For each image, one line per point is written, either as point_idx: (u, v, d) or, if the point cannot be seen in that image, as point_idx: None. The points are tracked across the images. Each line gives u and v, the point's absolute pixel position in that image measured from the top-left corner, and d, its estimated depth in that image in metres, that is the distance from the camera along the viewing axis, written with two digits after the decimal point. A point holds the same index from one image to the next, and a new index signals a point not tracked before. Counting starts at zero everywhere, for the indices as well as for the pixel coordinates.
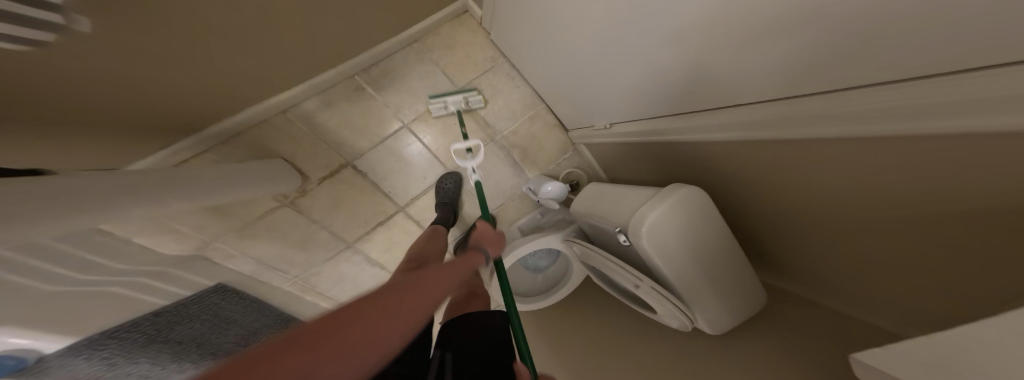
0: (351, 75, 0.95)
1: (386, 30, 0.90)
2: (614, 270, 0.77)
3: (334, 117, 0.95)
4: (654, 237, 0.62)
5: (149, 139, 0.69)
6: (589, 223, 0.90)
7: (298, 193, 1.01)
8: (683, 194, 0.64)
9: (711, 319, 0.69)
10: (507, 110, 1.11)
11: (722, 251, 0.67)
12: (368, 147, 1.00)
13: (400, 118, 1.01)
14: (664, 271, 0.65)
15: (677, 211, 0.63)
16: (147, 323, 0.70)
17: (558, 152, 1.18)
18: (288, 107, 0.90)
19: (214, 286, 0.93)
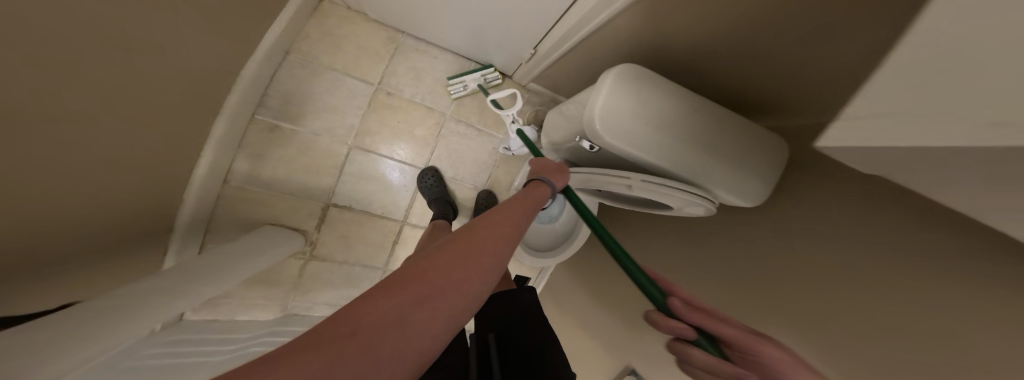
0: (253, 116, 0.93)
1: (261, 53, 0.86)
2: (604, 185, 0.67)
3: (278, 167, 0.96)
4: (610, 127, 0.53)
5: (145, 252, 0.73)
6: (568, 151, 0.80)
7: (310, 247, 1.04)
8: (616, 76, 0.54)
9: (732, 188, 0.56)
10: (431, 86, 1.04)
11: (706, 112, 0.56)
12: (333, 181, 1.01)
13: (343, 140, 1.00)
14: (648, 159, 0.55)
15: (617, 96, 0.53)
16: None
17: (512, 98, 1.08)
18: (226, 177, 0.92)
19: None
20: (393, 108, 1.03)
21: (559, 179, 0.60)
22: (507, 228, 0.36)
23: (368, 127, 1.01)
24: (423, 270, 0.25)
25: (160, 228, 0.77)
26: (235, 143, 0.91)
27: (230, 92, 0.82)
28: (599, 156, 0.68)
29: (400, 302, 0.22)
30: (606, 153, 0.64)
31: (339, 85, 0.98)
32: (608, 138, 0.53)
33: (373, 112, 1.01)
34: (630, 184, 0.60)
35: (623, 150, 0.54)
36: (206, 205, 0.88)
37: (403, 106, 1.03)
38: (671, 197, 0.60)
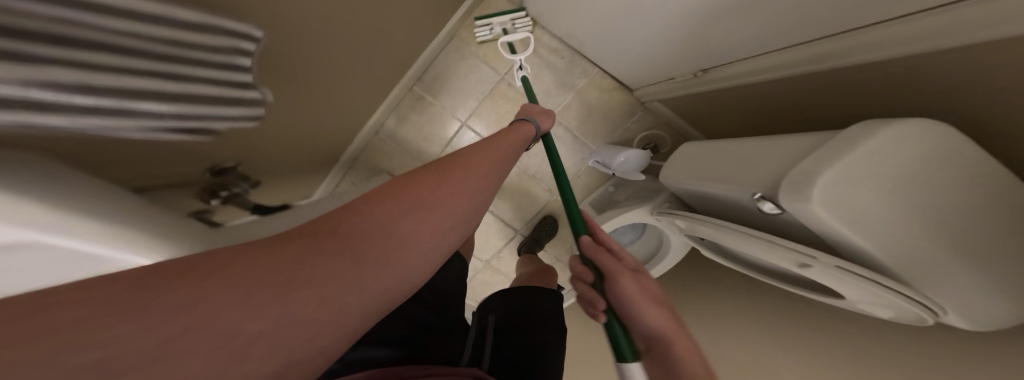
0: (410, 88, 1.11)
1: (429, 33, 1.00)
2: (752, 247, 0.50)
3: (409, 129, 1.14)
4: (841, 209, 0.33)
5: (310, 170, 0.98)
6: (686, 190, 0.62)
7: None
8: (892, 145, 0.31)
9: (978, 318, 0.38)
10: (556, 83, 1.01)
11: (1004, 216, 0.34)
12: (439, 151, 1.15)
13: (457, 118, 1.12)
14: (870, 257, 0.36)
15: (879, 179, 0.31)
16: None
17: (626, 113, 1.01)
18: (376, 129, 1.14)
19: None
20: (509, 100, 1.09)
21: (546, 122, 0.66)
22: (484, 170, 0.38)
23: (478, 113, 1.11)
24: (391, 203, 0.26)
25: (328, 156, 1.03)
26: (392, 106, 1.11)
27: (399, 67, 1.00)
28: (756, 216, 0.49)
29: (358, 234, 0.22)
30: (783, 220, 0.44)
31: (474, 71, 1.09)
32: (836, 226, 0.33)
33: (489, 100, 1.09)
34: (806, 264, 0.43)
35: (840, 240, 0.35)
36: (360, 149, 1.14)
37: (518, 101, 1.09)
38: (871, 296, 0.40)
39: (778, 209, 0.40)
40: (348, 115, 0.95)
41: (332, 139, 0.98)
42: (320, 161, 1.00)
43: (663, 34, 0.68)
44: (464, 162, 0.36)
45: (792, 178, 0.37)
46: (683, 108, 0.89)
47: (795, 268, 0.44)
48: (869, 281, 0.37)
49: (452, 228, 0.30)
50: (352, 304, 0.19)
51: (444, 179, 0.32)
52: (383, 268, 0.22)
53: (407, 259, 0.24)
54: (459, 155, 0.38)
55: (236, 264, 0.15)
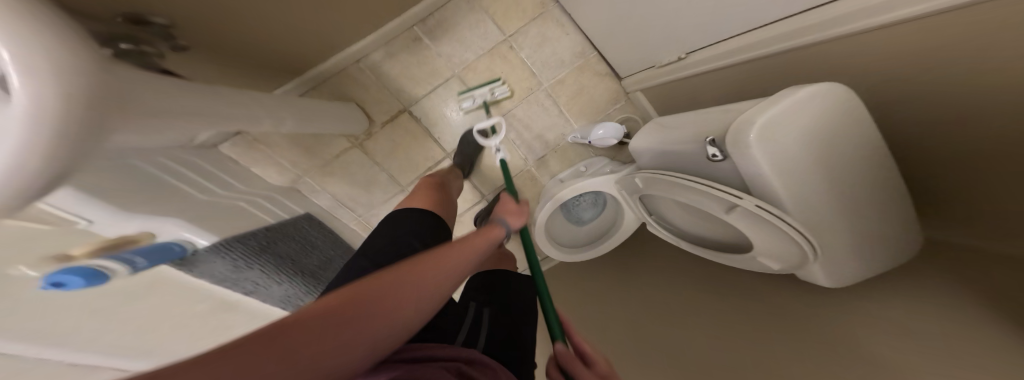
0: (410, 26, 1.03)
1: None
2: (696, 197, 0.59)
3: (397, 66, 1.05)
4: (766, 143, 0.41)
5: (265, 71, 0.84)
6: (655, 153, 0.74)
7: (366, 136, 1.13)
8: (813, 99, 0.39)
9: (834, 269, 0.51)
10: (555, 58, 1.09)
11: (879, 179, 0.44)
12: (422, 95, 1.10)
13: (450, 67, 1.08)
14: (778, 198, 0.45)
15: (794, 124, 0.40)
16: (261, 235, 0.96)
17: (608, 103, 1.13)
18: (360, 57, 1.03)
19: (305, 214, 1.15)
20: (506, 63, 1.09)
21: (515, 222, 0.66)
22: (457, 270, 0.38)
23: (472, 67, 1.09)
24: (371, 288, 0.26)
25: (291, 63, 0.89)
26: (386, 37, 1.02)
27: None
28: (705, 171, 0.58)
29: (334, 311, 0.22)
30: (725, 170, 0.53)
31: (478, 25, 1.05)
32: (760, 156, 0.41)
33: (486, 58, 1.08)
34: (734, 208, 0.52)
35: (760, 175, 0.43)
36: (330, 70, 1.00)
37: (514, 67, 1.10)
38: (773, 240, 0.51)
39: (720, 152, 0.49)
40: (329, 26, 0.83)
41: (305, 45, 0.85)
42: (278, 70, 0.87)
43: (663, 33, 0.76)
44: (444, 260, 0.37)
45: (740, 121, 0.45)
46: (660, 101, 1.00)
47: (723, 212, 0.54)
48: (769, 223, 0.47)
49: (427, 299, 0.31)
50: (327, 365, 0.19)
51: (423, 267, 0.33)
52: (357, 340, 0.22)
53: (381, 322, 0.25)
54: (436, 252, 0.38)
55: (229, 354, 0.14)
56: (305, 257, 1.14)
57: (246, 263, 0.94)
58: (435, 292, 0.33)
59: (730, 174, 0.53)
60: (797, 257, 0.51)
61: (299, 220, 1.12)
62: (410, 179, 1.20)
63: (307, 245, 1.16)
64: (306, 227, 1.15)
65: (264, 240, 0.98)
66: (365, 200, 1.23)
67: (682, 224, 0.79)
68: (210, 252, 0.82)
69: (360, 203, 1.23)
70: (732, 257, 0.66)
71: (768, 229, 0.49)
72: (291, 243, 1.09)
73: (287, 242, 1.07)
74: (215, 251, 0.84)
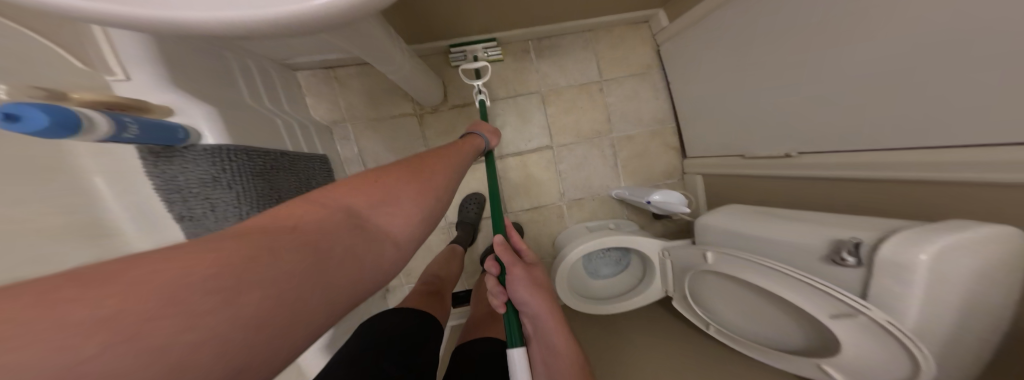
0: (527, 40, 1.08)
1: (584, 15, 1.04)
2: (793, 290, 0.55)
3: (498, 65, 1.06)
4: (935, 268, 0.38)
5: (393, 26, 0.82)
6: (721, 233, 0.76)
7: (430, 110, 1.05)
8: (988, 238, 0.38)
9: None
10: (634, 115, 1.21)
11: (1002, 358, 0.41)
12: (504, 96, 1.08)
13: (542, 85, 1.11)
14: (906, 318, 0.42)
15: (974, 255, 0.38)
16: (258, 153, 0.67)
17: (662, 174, 1.25)
18: (471, 48, 1.04)
19: (312, 153, 0.90)
20: (591, 103, 1.17)
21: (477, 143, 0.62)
22: (434, 187, 0.39)
23: (561, 92, 1.14)
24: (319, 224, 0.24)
25: (420, 30, 0.88)
26: (502, 41, 1.04)
27: (537, 22, 0.99)
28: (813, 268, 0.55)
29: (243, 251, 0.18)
30: (840, 276, 0.50)
31: (581, 64, 1.16)
32: (920, 280, 0.39)
33: (575, 90, 1.15)
34: (851, 316, 0.47)
35: (904, 296, 0.41)
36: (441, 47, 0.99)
37: (595, 108, 1.18)
38: (877, 357, 0.47)
39: (854, 258, 0.47)
40: (476, 14, 0.85)
41: (443, 21, 0.85)
42: (404, 30, 0.85)
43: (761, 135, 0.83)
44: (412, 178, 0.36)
45: (896, 236, 0.43)
46: (724, 188, 1.06)
47: (828, 317, 0.50)
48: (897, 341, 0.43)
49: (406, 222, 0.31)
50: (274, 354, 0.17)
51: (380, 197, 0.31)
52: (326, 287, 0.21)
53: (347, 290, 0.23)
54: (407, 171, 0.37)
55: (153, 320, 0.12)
56: None
57: (222, 187, 0.59)
58: (421, 206, 0.34)
59: (843, 279, 0.50)
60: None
61: (307, 159, 0.86)
62: None
63: (305, 187, 0.82)
64: (311, 169, 0.87)
65: (263, 162, 0.68)
66: None
67: (733, 312, 0.74)
68: (209, 154, 0.58)
69: (379, 169, 1.06)
70: (791, 358, 0.61)
71: (887, 344, 0.45)
72: (292, 180, 0.78)
73: (288, 174, 0.76)
74: (210, 155, 0.58)
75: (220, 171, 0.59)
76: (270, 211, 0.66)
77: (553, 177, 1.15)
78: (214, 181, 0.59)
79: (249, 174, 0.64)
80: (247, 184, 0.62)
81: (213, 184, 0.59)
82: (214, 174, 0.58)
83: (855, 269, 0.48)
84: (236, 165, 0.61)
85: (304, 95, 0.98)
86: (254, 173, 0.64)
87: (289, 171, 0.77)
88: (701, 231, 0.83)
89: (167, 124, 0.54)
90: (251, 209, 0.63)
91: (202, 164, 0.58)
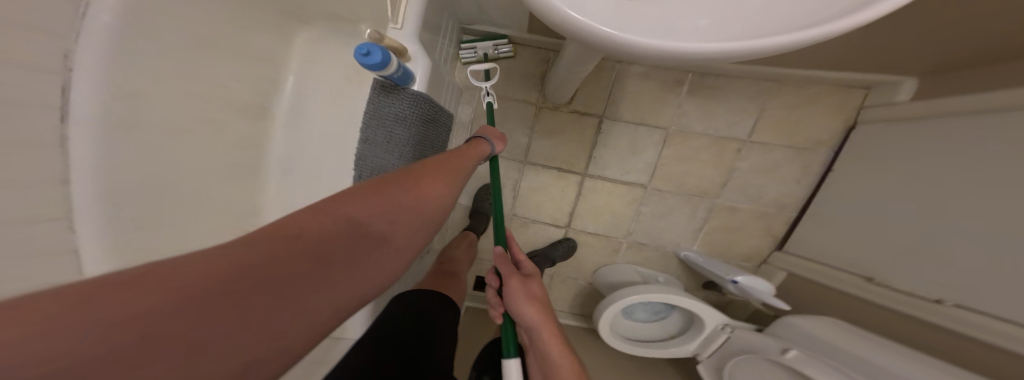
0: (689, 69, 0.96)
1: (783, 61, 0.86)
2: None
3: (640, 84, 0.98)
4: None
5: None
6: (801, 330, 0.79)
7: (549, 105, 1.06)
8: None
9: None
10: (753, 191, 1.08)
11: None
12: (629, 119, 1.01)
13: (675, 122, 1.00)
14: None
15: None
16: (432, 106, 0.86)
17: (741, 259, 1.15)
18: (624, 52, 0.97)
19: (450, 113, 1.06)
20: (717, 160, 1.04)
21: (495, 145, 0.77)
22: (420, 207, 0.42)
23: (689, 137, 1.02)
24: (301, 229, 0.28)
25: None
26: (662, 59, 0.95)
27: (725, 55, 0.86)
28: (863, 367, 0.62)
29: (226, 265, 0.21)
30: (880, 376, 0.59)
31: (735, 116, 1.00)
32: None
33: (706, 141, 1.02)
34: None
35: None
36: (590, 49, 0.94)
37: (718, 168, 1.05)
38: None
39: None
40: None
41: None
42: None
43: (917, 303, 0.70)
44: (399, 191, 0.41)
45: None
46: (805, 306, 0.98)
47: None
48: None
49: (391, 253, 0.34)
50: (267, 336, 0.20)
51: (377, 201, 0.37)
52: (306, 300, 0.24)
53: (321, 306, 0.25)
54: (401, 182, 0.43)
55: (68, 318, 0.13)
56: (436, 151, 1.00)
57: (407, 126, 0.81)
58: (411, 223, 0.39)
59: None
60: None
61: (448, 118, 1.04)
62: None
63: (440, 141, 1.03)
64: (445, 125, 1.05)
65: (431, 113, 0.87)
66: None
67: None
68: (411, 97, 0.79)
69: None
70: None
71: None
72: (438, 131, 0.99)
73: (438, 127, 0.96)
74: (411, 98, 0.80)
75: (411, 115, 0.81)
76: (420, 154, 0.87)
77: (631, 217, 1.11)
78: (405, 119, 0.81)
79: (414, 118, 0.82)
80: (416, 129, 0.83)
81: (404, 121, 0.81)
82: (408, 114, 0.80)
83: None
84: (416, 112, 0.81)
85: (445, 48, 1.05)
86: (421, 120, 0.84)
87: (439, 121, 0.96)
88: (778, 325, 0.86)
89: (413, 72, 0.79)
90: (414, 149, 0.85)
91: (403, 104, 0.79)
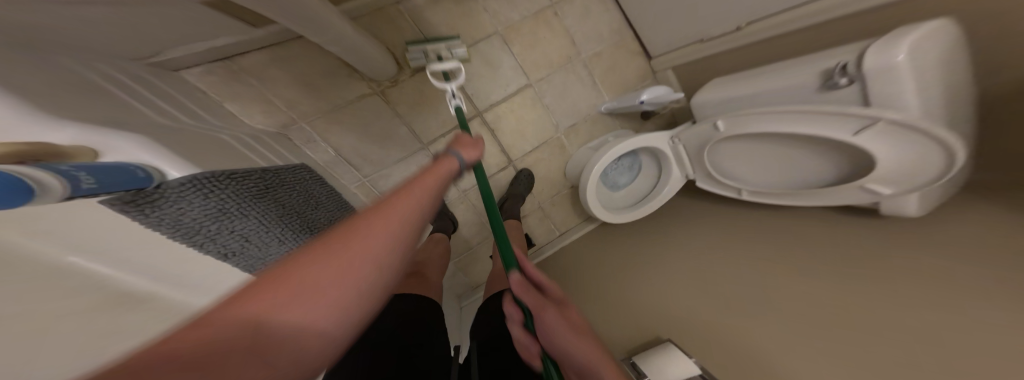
0: None
1: None
2: (812, 120, 0.59)
3: (437, 12, 0.95)
4: (912, 61, 0.45)
5: None
6: (719, 105, 0.82)
7: (389, 83, 0.97)
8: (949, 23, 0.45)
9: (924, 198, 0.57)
10: (595, 33, 1.11)
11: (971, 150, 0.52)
12: (461, 48, 0.99)
13: (495, 24, 1.01)
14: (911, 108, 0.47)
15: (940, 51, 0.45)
16: (249, 175, 0.67)
17: (637, 80, 1.21)
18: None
19: (296, 163, 0.87)
20: (553, 30, 1.07)
21: (471, 154, 0.56)
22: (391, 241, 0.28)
23: (517, 27, 1.04)
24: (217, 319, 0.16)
25: None
26: None
27: None
28: (813, 100, 0.60)
29: None
30: (838, 97, 0.56)
31: None
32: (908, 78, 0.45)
33: (531, 21, 1.05)
34: (865, 127, 0.52)
35: (903, 93, 0.46)
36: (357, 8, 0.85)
37: (559, 36, 1.08)
38: (908, 164, 0.52)
39: (846, 78, 0.52)
40: None
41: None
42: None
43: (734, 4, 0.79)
44: (359, 237, 0.26)
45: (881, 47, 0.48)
46: (702, 74, 1.05)
47: (852, 134, 0.54)
48: (920, 134, 0.47)
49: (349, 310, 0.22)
50: None
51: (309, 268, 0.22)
52: None
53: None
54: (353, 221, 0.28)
55: None
56: (313, 211, 0.86)
57: (230, 222, 0.63)
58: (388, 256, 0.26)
59: (843, 99, 0.56)
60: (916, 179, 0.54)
61: (299, 169, 0.86)
62: (432, 138, 1.08)
63: (312, 197, 0.88)
64: (303, 179, 0.88)
65: (255, 184, 0.69)
66: (379, 157, 1.03)
67: (747, 167, 0.81)
68: (183, 190, 0.53)
69: (367, 162, 1.04)
70: (821, 192, 0.67)
71: (904, 138, 0.49)
72: (294, 193, 0.82)
73: (288, 190, 0.79)
74: (189, 190, 0.54)
75: (223, 206, 0.61)
76: (288, 227, 0.77)
77: (535, 114, 1.14)
78: (221, 212, 0.61)
79: (242, 200, 0.66)
80: (249, 212, 0.67)
81: (220, 219, 0.61)
82: (217, 206, 0.60)
83: (848, 88, 0.53)
84: (227, 193, 0.62)
85: (224, 104, 0.84)
86: (249, 195, 0.67)
87: (284, 187, 0.79)
88: (700, 110, 0.89)
89: (135, 168, 0.47)
90: (271, 229, 0.73)
91: (193, 201, 0.56)
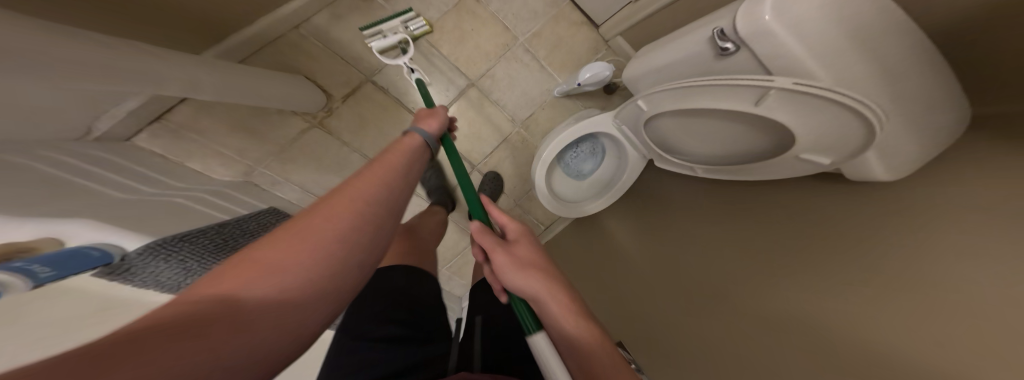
0: None
1: None
2: (718, 94, 0.56)
3: (348, 29, 0.97)
4: (787, 21, 0.44)
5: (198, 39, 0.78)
6: (650, 80, 0.74)
7: (325, 112, 1.00)
8: None
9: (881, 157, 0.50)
10: (527, 10, 1.01)
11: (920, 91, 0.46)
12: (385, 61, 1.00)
13: (414, 27, 0.98)
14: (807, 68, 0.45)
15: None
16: (212, 232, 0.67)
17: (588, 54, 1.08)
18: (301, 23, 0.94)
19: (268, 208, 0.93)
20: (479, 17, 1.00)
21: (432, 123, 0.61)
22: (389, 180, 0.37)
23: (440, 26, 0.99)
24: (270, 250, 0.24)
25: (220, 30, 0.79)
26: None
27: None
28: (715, 70, 0.58)
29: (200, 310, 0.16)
30: (738, 63, 0.54)
31: None
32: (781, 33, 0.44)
33: (452, 14, 0.99)
34: (764, 96, 0.51)
35: (793, 52, 0.44)
36: (268, 33, 0.90)
37: (488, 22, 1.01)
38: (819, 131, 0.49)
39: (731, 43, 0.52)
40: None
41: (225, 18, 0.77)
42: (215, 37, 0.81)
43: None
44: (368, 177, 0.35)
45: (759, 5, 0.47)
46: (657, 32, 0.91)
47: (754, 105, 0.52)
48: (815, 99, 0.46)
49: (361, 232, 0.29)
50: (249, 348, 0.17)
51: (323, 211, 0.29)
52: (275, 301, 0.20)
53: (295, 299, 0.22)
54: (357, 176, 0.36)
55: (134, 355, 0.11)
56: None
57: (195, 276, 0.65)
58: (382, 194, 0.34)
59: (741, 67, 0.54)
60: (845, 142, 0.49)
61: (263, 214, 0.88)
62: None
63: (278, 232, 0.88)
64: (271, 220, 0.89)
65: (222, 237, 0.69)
66: None
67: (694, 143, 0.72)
68: (143, 259, 0.53)
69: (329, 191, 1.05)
70: (763, 165, 0.61)
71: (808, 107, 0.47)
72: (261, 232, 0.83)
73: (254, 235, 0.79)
74: (149, 257, 0.54)
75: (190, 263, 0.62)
76: None
77: (485, 111, 1.07)
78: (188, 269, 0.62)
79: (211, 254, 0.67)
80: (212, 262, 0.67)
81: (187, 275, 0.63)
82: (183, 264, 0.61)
83: (740, 53, 0.52)
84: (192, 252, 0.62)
85: (185, 163, 0.90)
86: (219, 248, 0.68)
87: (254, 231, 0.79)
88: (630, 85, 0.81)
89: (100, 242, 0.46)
90: None
91: (163, 263, 0.57)
